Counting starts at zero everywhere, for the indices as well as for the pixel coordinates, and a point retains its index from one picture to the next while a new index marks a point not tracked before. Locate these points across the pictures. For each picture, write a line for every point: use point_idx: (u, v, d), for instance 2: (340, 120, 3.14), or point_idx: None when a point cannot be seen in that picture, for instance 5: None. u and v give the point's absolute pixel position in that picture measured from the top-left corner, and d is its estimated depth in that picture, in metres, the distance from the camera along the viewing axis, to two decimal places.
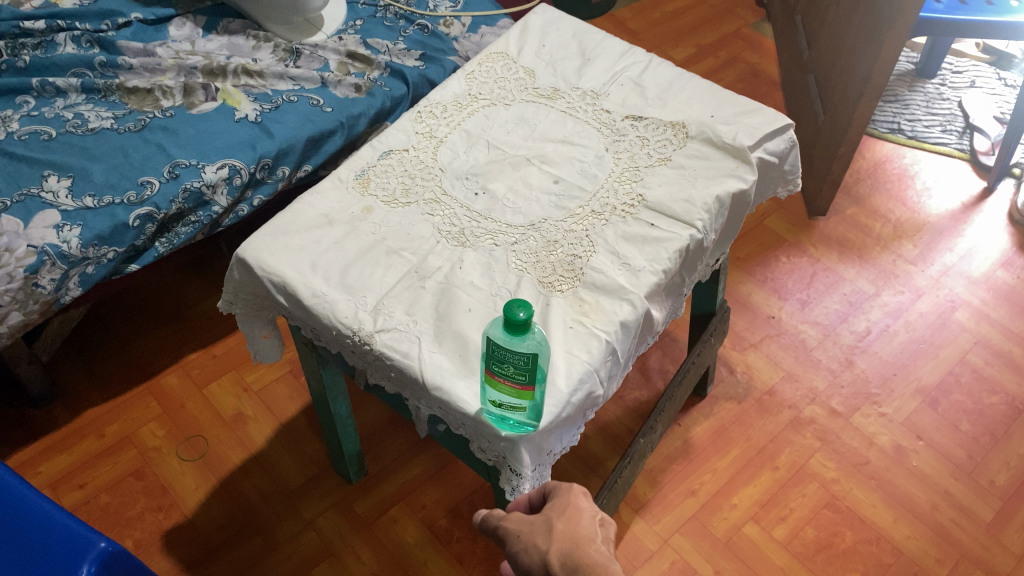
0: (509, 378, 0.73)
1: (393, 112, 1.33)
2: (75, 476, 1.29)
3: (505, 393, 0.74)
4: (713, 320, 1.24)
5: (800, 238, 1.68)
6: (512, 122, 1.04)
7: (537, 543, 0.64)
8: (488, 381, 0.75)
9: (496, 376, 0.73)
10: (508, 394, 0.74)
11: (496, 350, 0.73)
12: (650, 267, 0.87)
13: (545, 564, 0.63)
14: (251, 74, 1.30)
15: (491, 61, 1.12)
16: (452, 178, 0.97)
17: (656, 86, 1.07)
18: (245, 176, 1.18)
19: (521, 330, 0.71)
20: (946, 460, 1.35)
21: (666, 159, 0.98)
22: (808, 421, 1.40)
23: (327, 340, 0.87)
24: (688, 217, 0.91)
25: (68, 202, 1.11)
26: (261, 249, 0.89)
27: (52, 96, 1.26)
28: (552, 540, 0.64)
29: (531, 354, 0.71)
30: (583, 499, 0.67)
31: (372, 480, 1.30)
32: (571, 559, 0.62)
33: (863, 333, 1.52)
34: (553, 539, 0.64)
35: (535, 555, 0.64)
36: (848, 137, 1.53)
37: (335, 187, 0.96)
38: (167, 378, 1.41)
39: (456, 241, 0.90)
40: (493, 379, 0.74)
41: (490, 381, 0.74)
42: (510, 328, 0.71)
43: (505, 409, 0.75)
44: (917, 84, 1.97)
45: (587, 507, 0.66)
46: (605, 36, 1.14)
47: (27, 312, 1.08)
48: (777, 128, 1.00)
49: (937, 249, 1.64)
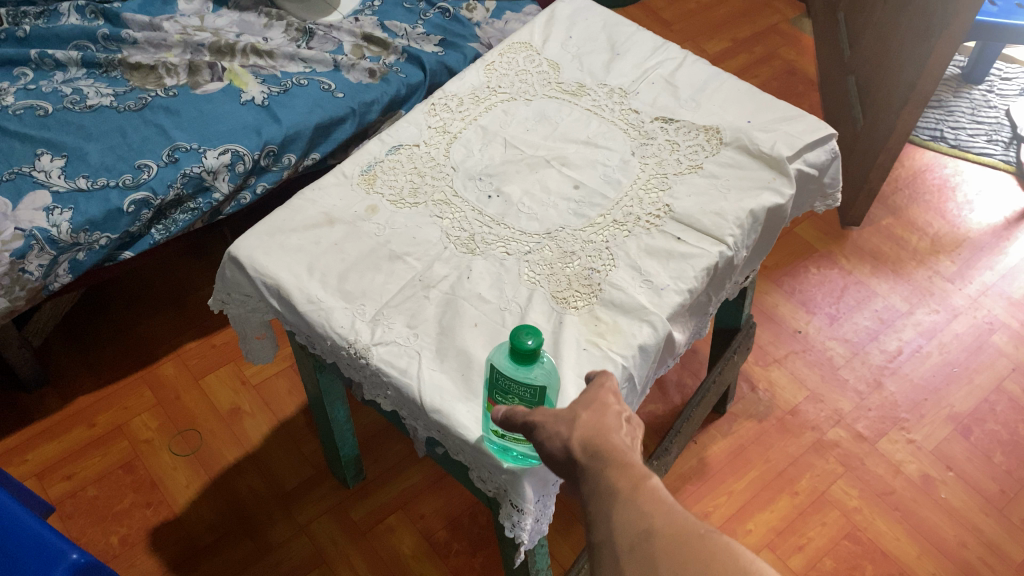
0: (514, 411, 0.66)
1: (409, 100, 1.26)
2: (63, 466, 1.24)
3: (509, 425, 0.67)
4: (737, 336, 1.16)
5: (832, 248, 1.60)
6: (532, 120, 0.97)
7: (559, 430, 0.57)
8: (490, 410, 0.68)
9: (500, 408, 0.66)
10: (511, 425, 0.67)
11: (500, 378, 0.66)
12: (675, 285, 0.80)
13: (567, 451, 0.56)
14: (260, 54, 1.23)
15: (513, 52, 1.05)
16: (464, 178, 0.90)
17: (689, 85, 0.99)
18: (248, 163, 1.12)
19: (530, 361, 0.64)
20: (976, 493, 1.28)
21: (697, 166, 0.90)
22: (832, 445, 1.33)
23: (321, 350, 0.81)
24: (719, 232, 0.83)
25: (61, 183, 1.05)
26: (254, 248, 0.82)
27: (51, 69, 1.20)
28: (574, 429, 0.56)
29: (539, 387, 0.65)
30: (613, 395, 0.59)
31: (370, 486, 1.24)
32: (593, 444, 0.54)
33: (894, 353, 1.44)
34: (575, 428, 0.56)
35: (557, 444, 0.57)
36: (888, 145, 1.45)
37: (339, 184, 0.89)
38: (163, 367, 1.36)
39: (466, 247, 0.84)
40: (497, 409, 0.67)
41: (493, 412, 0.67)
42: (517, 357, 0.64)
43: (508, 440, 0.67)
44: (962, 89, 1.87)
45: (614, 403, 0.58)
46: (637, 29, 1.06)
47: (13, 298, 1.03)
48: (819, 137, 0.92)
49: (977, 266, 1.56)
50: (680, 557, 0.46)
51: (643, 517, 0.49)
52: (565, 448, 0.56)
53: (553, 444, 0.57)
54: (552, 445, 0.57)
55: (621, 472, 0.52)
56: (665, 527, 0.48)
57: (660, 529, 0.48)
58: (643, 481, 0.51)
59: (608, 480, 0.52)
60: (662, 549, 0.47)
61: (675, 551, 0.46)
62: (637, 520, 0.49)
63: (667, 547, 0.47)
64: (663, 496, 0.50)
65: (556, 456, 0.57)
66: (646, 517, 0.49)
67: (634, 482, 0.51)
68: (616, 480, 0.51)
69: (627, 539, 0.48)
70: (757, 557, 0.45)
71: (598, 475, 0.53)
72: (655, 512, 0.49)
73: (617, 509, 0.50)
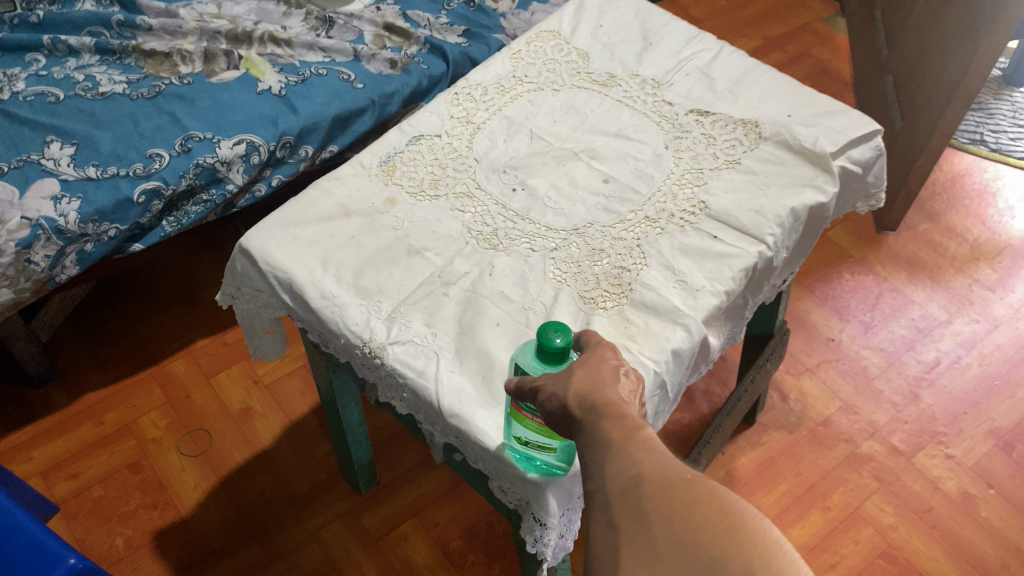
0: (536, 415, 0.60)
1: (431, 92, 1.21)
2: (69, 464, 1.20)
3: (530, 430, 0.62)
4: (771, 343, 1.10)
5: (866, 253, 1.54)
6: (560, 111, 0.92)
7: (556, 387, 0.54)
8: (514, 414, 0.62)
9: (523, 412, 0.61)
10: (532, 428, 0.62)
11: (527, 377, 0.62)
12: (711, 287, 0.75)
13: (564, 407, 0.53)
14: (278, 42, 1.19)
15: (541, 40, 1.00)
16: (488, 170, 0.86)
17: (726, 77, 0.94)
18: (264, 154, 1.08)
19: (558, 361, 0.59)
20: (1018, 513, 1.21)
21: (735, 162, 0.85)
22: (866, 458, 1.27)
23: (334, 349, 0.77)
24: (758, 231, 0.78)
25: (69, 171, 1.01)
26: (267, 239, 0.78)
27: (64, 55, 1.16)
28: (571, 384, 0.53)
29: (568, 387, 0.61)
30: (610, 352, 0.57)
31: (383, 492, 1.19)
32: (589, 398, 0.51)
33: (931, 363, 1.38)
34: (571, 385, 0.53)
35: (554, 401, 0.53)
36: (929, 146, 1.39)
37: (357, 174, 0.85)
38: (174, 364, 1.32)
39: (488, 243, 0.79)
40: (520, 413, 0.61)
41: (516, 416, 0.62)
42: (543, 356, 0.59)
43: (532, 448, 0.63)
44: (1003, 92, 1.81)
45: (611, 359, 0.56)
46: (671, 18, 1.01)
47: (18, 290, 0.99)
48: (864, 133, 0.87)
49: (1019, 275, 1.49)
50: (666, 499, 0.43)
51: (632, 464, 0.46)
52: (562, 403, 0.52)
53: (550, 401, 0.54)
54: (550, 402, 0.54)
55: (615, 424, 0.49)
56: (653, 471, 0.45)
57: (649, 475, 0.45)
58: (637, 431, 0.48)
59: (601, 432, 0.49)
60: (650, 495, 0.44)
61: (662, 494, 0.43)
62: (627, 467, 0.46)
63: (655, 491, 0.44)
64: (653, 442, 0.47)
65: (553, 414, 0.54)
66: (636, 463, 0.46)
67: (627, 433, 0.48)
68: (609, 431, 0.48)
69: (617, 485, 0.46)
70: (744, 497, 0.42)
71: (593, 426, 0.50)
72: (644, 459, 0.46)
73: (610, 458, 0.47)
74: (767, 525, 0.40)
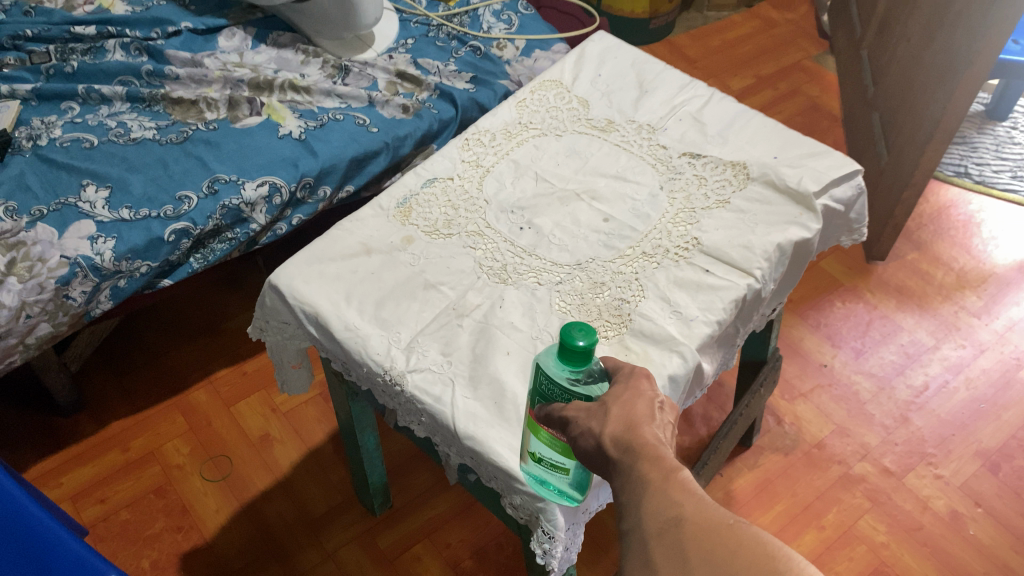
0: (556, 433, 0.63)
1: (441, 135, 1.29)
2: (96, 490, 1.26)
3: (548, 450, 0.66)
4: (764, 369, 1.17)
5: (857, 282, 1.61)
6: (563, 155, 1.00)
7: (592, 427, 0.57)
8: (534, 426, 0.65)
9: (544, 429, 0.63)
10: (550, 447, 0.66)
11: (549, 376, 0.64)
12: (704, 317, 0.81)
13: (599, 447, 0.56)
14: (297, 91, 1.27)
15: (545, 89, 1.08)
16: (497, 210, 0.93)
17: (717, 122, 1.02)
18: (285, 194, 1.15)
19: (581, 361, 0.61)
20: (1005, 530, 1.27)
21: (725, 201, 0.92)
22: (858, 479, 1.32)
23: (357, 377, 0.83)
24: (747, 265, 0.85)
25: (104, 213, 1.08)
26: (294, 276, 0.85)
27: (97, 103, 1.24)
28: (606, 423, 0.56)
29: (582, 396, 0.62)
30: (645, 384, 0.60)
31: (396, 514, 1.25)
32: (624, 439, 0.54)
33: (921, 388, 1.44)
34: (608, 422, 0.56)
35: (590, 440, 0.56)
36: (913, 180, 1.46)
37: (376, 216, 0.92)
38: (195, 394, 1.38)
39: (498, 277, 0.86)
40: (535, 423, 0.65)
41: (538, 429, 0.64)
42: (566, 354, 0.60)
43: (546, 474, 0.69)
44: (987, 126, 1.89)
45: (647, 391, 0.59)
46: (665, 67, 1.09)
47: (56, 323, 1.06)
48: (845, 173, 0.94)
49: (1003, 302, 1.56)
50: (709, 545, 0.47)
51: (672, 505, 0.50)
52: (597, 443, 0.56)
53: (585, 439, 0.57)
54: (584, 441, 0.57)
55: (652, 464, 0.52)
56: (693, 516, 0.49)
57: (689, 517, 0.49)
58: (675, 472, 0.51)
59: (638, 471, 0.52)
60: (692, 539, 0.48)
61: (703, 537, 0.48)
62: (667, 509, 0.50)
63: (697, 533, 0.48)
64: (691, 481, 0.51)
65: (590, 452, 0.57)
66: (677, 505, 0.50)
67: (665, 474, 0.52)
68: (646, 471, 0.52)
69: (657, 526, 0.50)
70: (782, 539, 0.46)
71: (628, 468, 0.53)
72: (684, 500, 0.50)
73: (648, 497, 0.51)
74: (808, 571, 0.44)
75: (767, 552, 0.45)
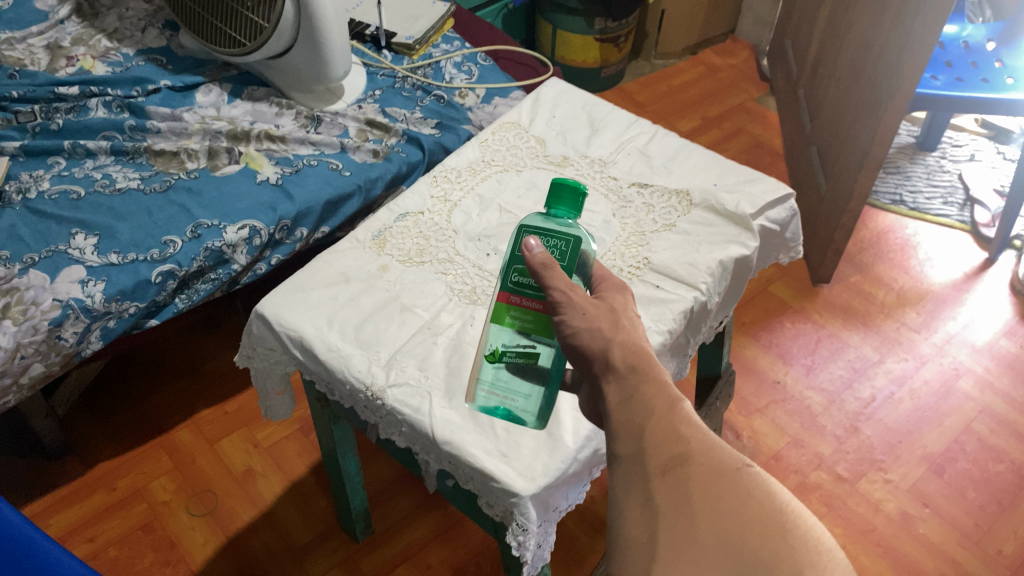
0: (528, 300, 0.74)
1: (409, 176, 1.38)
2: (85, 529, 1.30)
3: (509, 341, 0.74)
4: (719, 383, 1.25)
5: (805, 304, 1.71)
6: (523, 188, 1.08)
7: (602, 328, 0.64)
8: (499, 308, 0.75)
9: (513, 300, 0.74)
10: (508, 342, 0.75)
11: (534, 234, 0.73)
12: (656, 327, 0.89)
13: (607, 352, 0.62)
14: (273, 139, 1.36)
15: (504, 130, 1.17)
16: (465, 239, 1.01)
17: (661, 155, 1.12)
18: (264, 236, 1.23)
19: (570, 208, 0.75)
20: (952, 528, 1.35)
21: (671, 225, 1.01)
22: (814, 487, 1.40)
23: (341, 395, 0.90)
24: (693, 280, 0.94)
25: (94, 258, 1.15)
26: (279, 304, 0.92)
27: (82, 157, 1.32)
28: (617, 332, 0.63)
29: (573, 238, 0.72)
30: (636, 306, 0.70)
31: (378, 539, 1.30)
32: (633, 356, 0.61)
33: (868, 399, 1.53)
34: (618, 332, 0.64)
35: (597, 340, 0.63)
36: (849, 207, 1.57)
37: (354, 247, 1.00)
38: (179, 433, 1.43)
39: (469, 299, 0.93)
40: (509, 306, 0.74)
41: (504, 306, 0.75)
42: (557, 201, 0.75)
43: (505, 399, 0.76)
44: (918, 156, 2.03)
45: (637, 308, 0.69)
46: (612, 108, 1.19)
47: (49, 363, 1.11)
48: (778, 196, 1.04)
49: (940, 317, 1.67)
50: (717, 488, 0.51)
51: (679, 442, 0.54)
52: (604, 351, 0.62)
53: (589, 337, 0.64)
54: (590, 338, 0.64)
55: (658, 393, 0.58)
56: (702, 459, 0.53)
57: (697, 459, 0.53)
58: (677, 403, 0.57)
59: (644, 395, 0.58)
60: (699, 480, 0.51)
61: (711, 480, 0.51)
62: (673, 445, 0.54)
63: (704, 476, 0.51)
64: (698, 422, 0.55)
65: (591, 353, 0.64)
66: (687, 446, 0.54)
67: (668, 403, 0.57)
68: (652, 396, 0.58)
69: (663, 463, 0.53)
70: (786, 487, 0.51)
71: (633, 386, 0.59)
72: (693, 443, 0.54)
73: (654, 420, 0.56)
74: (815, 530, 0.48)
75: (773, 497, 0.50)
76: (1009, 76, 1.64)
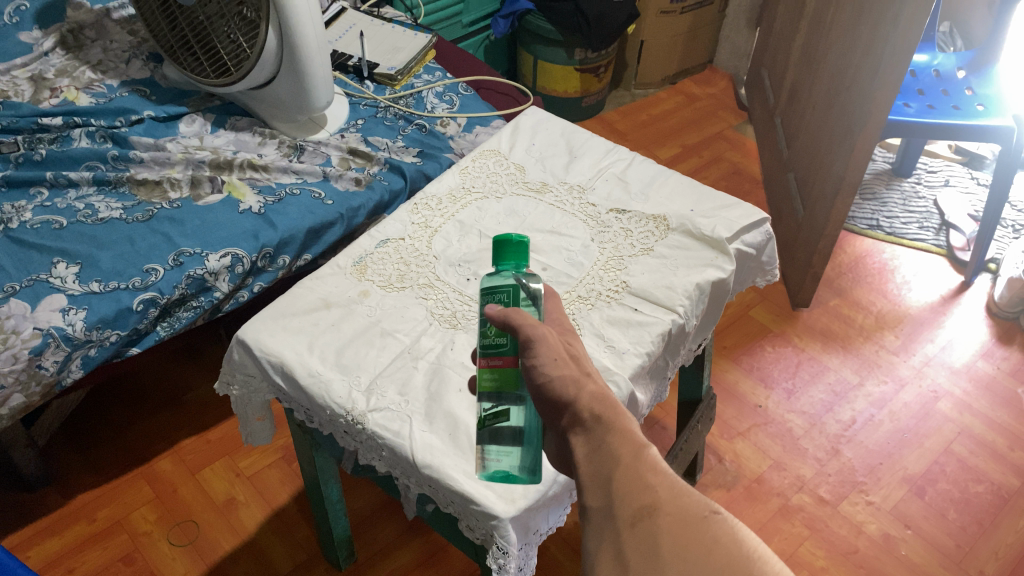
0: (492, 356, 0.72)
1: (392, 204, 1.39)
2: (64, 560, 1.28)
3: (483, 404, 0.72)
4: (700, 406, 1.26)
5: (785, 328, 1.73)
6: (502, 214, 1.09)
7: (570, 375, 0.65)
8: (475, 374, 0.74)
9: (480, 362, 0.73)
10: (485, 405, 0.72)
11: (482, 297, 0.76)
12: (635, 349, 0.90)
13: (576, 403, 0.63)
14: (256, 168, 1.37)
15: (484, 157, 1.19)
16: (445, 264, 1.02)
17: (639, 181, 1.14)
18: (246, 264, 1.24)
19: (514, 260, 0.78)
20: (933, 549, 1.35)
21: (649, 249, 1.03)
22: (796, 509, 1.40)
23: (321, 420, 0.90)
24: (670, 302, 0.95)
25: (75, 287, 1.15)
26: (260, 330, 0.93)
27: (64, 187, 1.32)
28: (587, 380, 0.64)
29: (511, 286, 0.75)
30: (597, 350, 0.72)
31: (361, 567, 1.29)
32: (602, 402, 0.62)
33: (849, 422, 1.54)
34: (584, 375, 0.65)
35: (565, 384, 0.64)
36: (826, 231, 1.60)
37: (335, 273, 1.01)
38: (161, 463, 1.43)
39: (449, 323, 0.94)
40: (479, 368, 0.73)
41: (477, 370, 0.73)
42: (500, 257, 0.78)
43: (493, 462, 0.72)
44: (894, 182, 2.07)
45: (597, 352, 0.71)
46: (590, 136, 1.22)
47: (29, 394, 1.11)
48: (753, 221, 1.06)
49: (919, 339, 1.69)
50: (684, 537, 0.49)
51: (646, 492, 0.53)
52: (574, 402, 0.63)
53: (555, 378, 0.65)
54: (561, 386, 0.64)
55: (624, 442, 0.58)
56: (669, 509, 0.51)
57: (664, 508, 0.52)
58: (643, 450, 0.57)
59: (610, 446, 0.58)
60: (667, 531, 0.50)
61: (679, 530, 0.50)
62: (640, 495, 0.53)
63: (672, 526, 0.50)
64: (664, 470, 0.55)
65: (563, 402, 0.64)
66: (654, 495, 0.53)
67: (634, 451, 0.57)
68: (618, 446, 0.58)
69: (631, 515, 0.52)
70: (754, 532, 0.49)
71: (600, 438, 0.60)
72: (659, 493, 0.53)
73: (620, 470, 0.56)
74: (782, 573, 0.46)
75: (740, 543, 0.48)
76: (979, 104, 1.68)
